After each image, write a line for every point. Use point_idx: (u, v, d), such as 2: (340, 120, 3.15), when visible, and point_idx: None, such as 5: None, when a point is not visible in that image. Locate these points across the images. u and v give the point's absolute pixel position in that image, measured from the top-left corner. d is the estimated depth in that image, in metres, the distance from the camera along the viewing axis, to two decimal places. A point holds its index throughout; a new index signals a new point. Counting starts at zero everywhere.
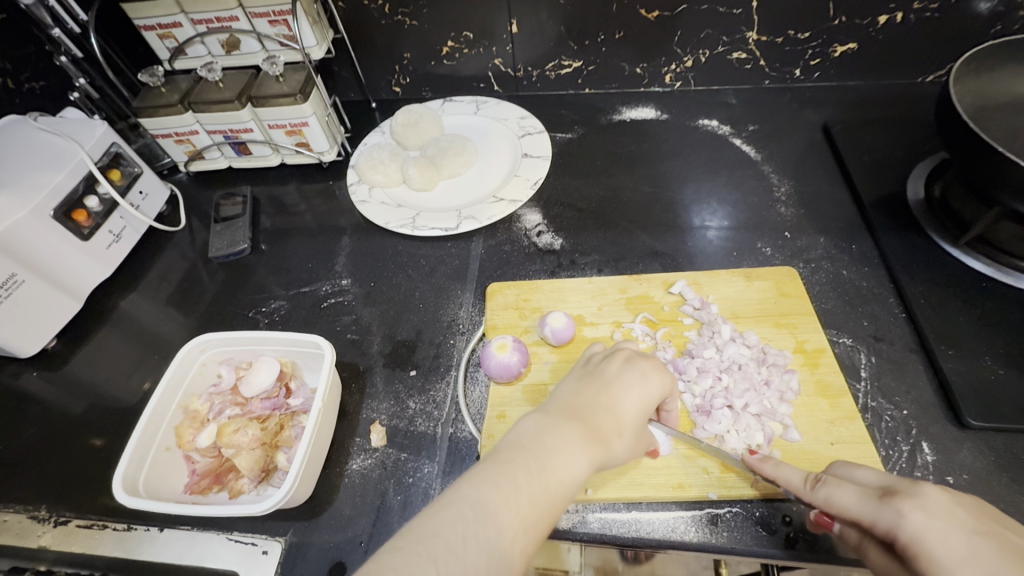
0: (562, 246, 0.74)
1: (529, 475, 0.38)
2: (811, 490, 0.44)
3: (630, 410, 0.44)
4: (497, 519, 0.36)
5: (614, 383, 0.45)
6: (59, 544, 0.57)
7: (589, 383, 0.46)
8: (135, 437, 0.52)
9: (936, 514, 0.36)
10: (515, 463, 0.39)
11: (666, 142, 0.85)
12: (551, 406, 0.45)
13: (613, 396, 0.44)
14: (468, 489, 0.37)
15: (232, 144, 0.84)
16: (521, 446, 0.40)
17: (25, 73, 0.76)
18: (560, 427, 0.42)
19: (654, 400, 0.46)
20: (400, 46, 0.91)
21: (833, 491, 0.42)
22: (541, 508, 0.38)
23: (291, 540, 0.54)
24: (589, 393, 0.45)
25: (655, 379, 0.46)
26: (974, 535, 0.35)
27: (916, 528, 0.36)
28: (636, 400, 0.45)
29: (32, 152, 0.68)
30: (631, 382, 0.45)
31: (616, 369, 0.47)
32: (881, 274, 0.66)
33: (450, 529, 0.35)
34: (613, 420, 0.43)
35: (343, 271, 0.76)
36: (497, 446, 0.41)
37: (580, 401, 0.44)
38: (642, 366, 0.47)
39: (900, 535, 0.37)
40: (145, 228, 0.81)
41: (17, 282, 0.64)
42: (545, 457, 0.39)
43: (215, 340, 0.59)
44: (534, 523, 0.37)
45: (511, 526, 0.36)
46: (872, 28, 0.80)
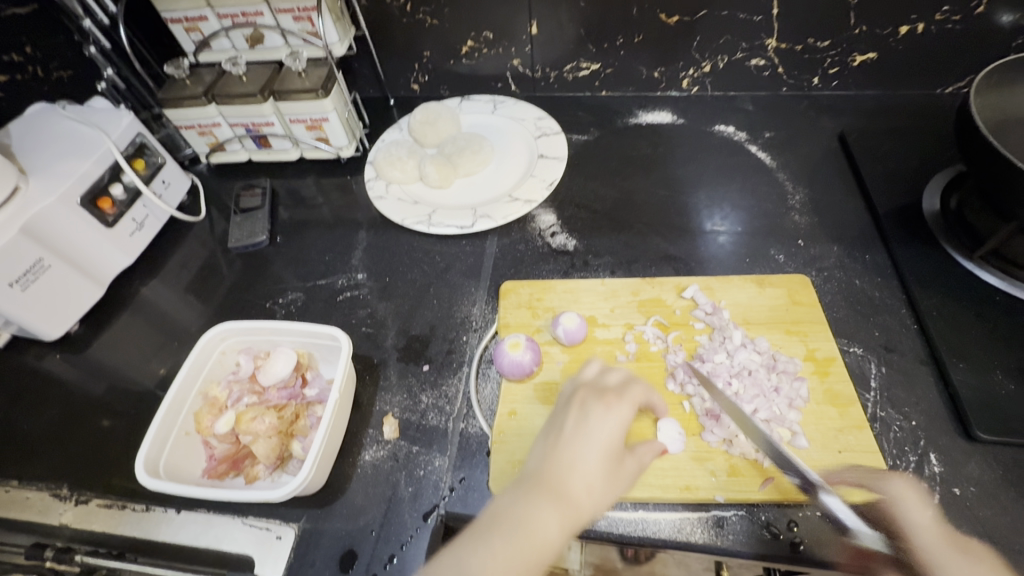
0: (575, 247, 0.75)
1: (501, 539, 0.40)
2: (887, 493, 0.45)
3: (592, 458, 0.45)
4: None
5: (572, 433, 0.47)
6: (80, 522, 0.58)
7: (552, 437, 0.48)
8: (157, 421, 0.54)
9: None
10: (488, 531, 0.41)
11: (681, 147, 0.86)
12: (526, 469, 0.47)
13: (574, 446, 0.46)
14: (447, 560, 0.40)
15: (253, 137, 0.85)
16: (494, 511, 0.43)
17: (53, 61, 0.78)
18: (528, 489, 0.44)
19: (612, 438, 0.47)
20: (420, 45, 0.92)
21: (907, 505, 0.44)
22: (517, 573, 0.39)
23: (304, 527, 0.55)
24: (553, 450, 0.47)
25: (610, 416, 0.48)
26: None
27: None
28: (596, 445, 0.46)
29: (60, 140, 0.70)
30: (586, 429, 0.47)
31: (574, 416, 0.48)
32: (894, 285, 0.66)
33: None
34: (578, 469, 0.45)
35: (359, 265, 0.77)
36: (479, 516, 0.43)
37: (546, 458, 0.46)
38: (594, 409, 0.48)
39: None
40: (166, 217, 0.82)
41: (43, 267, 0.66)
42: (516, 521, 0.41)
43: (234, 329, 0.60)
44: None
45: None
46: (892, 38, 0.80)
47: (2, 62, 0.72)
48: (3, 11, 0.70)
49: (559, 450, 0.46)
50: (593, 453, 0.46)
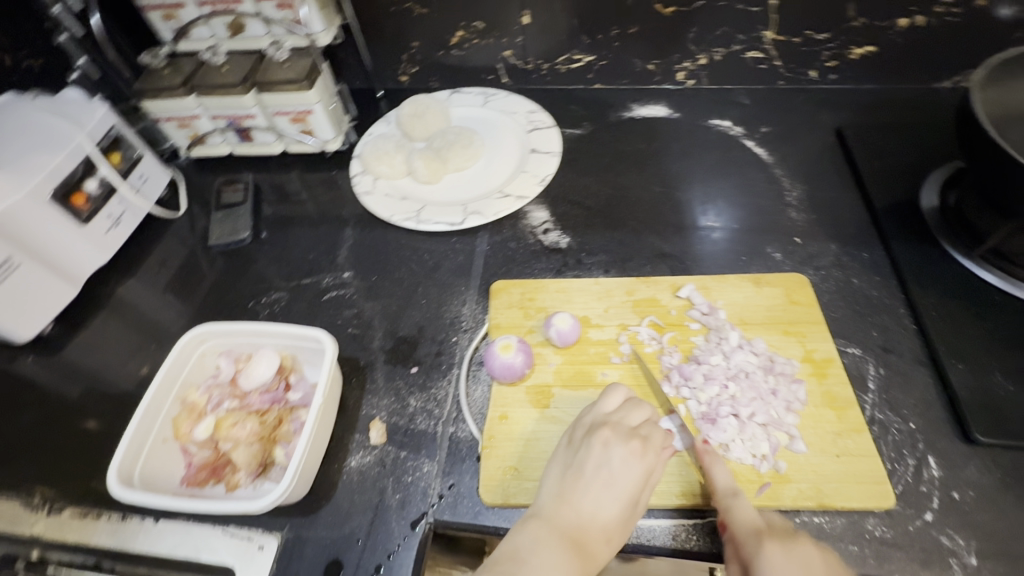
0: (568, 244, 0.73)
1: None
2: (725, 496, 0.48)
3: (612, 510, 0.46)
4: None
5: (596, 480, 0.47)
6: (52, 533, 0.56)
7: (573, 481, 0.48)
8: (132, 428, 0.52)
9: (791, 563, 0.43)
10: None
11: (676, 142, 0.84)
12: (544, 513, 0.47)
13: (597, 496, 0.47)
14: None
15: (235, 130, 0.82)
16: (520, 562, 0.43)
17: (23, 50, 0.73)
18: (553, 540, 0.44)
19: (635, 489, 0.47)
20: (408, 35, 0.89)
21: (738, 505, 0.47)
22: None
23: (288, 536, 0.53)
24: (574, 496, 0.47)
25: (635, 465, 0.48)
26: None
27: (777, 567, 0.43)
28: (616, 494, 0.47)
29: (30, 132, 0.67)
30: (611, 478, 0.47)
31: (598, 458, 0.48)
32: (892, 284, 0.65)
33: None
34: (598, 521, 0.46)
35: (345, 263, 0.75)
36: (501, 559, 0.43)
37: (567, 506, 0.47)
38: (621, 455, 0.48)
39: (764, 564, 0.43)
40: (144, 213, 0.79)
41: (13, 266, 0.63)
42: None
43: (214, 331, 0.58)
44: None
45: None
46: (892, 31, 0.78)
47: None
48: None
49: (579, 499, 0.47)
50: (614, 503, 0.47)
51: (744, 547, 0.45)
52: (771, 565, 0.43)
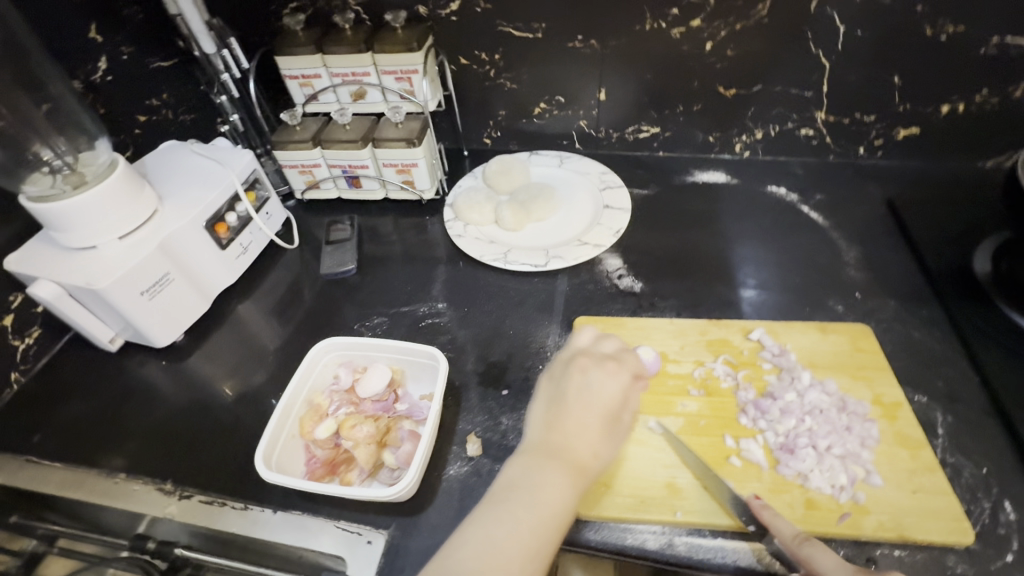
0: (641, 289, 0.80)
1: (528, 515, 0.47)
2: (796, 545, 0.50)
3: (595, 427, 0.51)
4: (501, 557, 0.44)
5: (579, 403, 0.51)
6: (185, 516, 0.62)
7: (556, 409, 0.51)
8: (272, 422, 0.59)
9: None
10: (514, 507, 0.47)
11: (736, 204, 0.93)
12: (535, 442, 0.51)
13: (580, 416, 0.51)
14: (472, 530, 0.46)
15: (347, 177, 0.95)
16: (514, 490, 0.48)
17: (182, 107, 0.93)
18: (543, 467, 0.49)
19: (616, 407, 0.52)
20: (497, 104, 1.02)
21: (815, 553, 0.48)
22: (542, 538, 0.46)
23: (394, 534, 0.58)
24: (559, 422, 0.51)
25: (612, 383, 0.52)
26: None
27: None
28: (598, 412, 0.51)
29: (192, 173, 0.80)
30: (591, 398, 0.51)
31: (577, 384, 0.52)
32: (952, 339, 0.69)
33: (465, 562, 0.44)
34: (585, 441, 0.50)
35: (438, 295, 0.83)
36: (495, 491, 0.49)
37: (551, 431, 0.51)
38: (596, 376, 0.52)
39: None
40: (266, 242, 0.90)
41: (167, 281, 0.74)
42: (536, 498, 0.48)
43: (339, 343, 0.66)
44: (536, 554, 0.45)
45: (517, 560, 0.44)
46: (935, 116, 0.88)
47: (145, 105, 0.87)
48: (153, 63, 0.87)
49: (563, 424, 0.51)
50: (598, 422, 0.51)
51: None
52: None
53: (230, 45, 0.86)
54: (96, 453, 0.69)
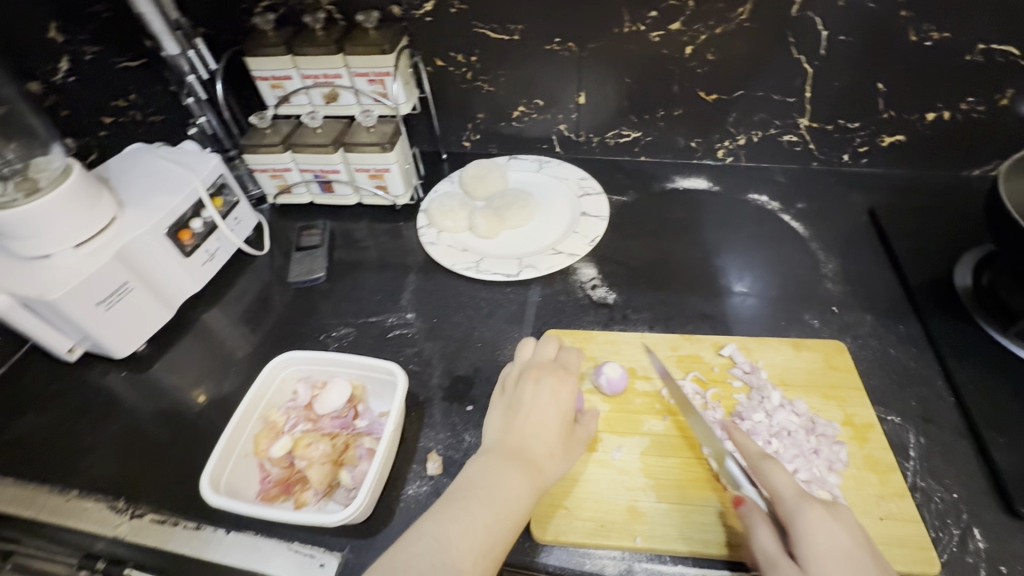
0: (615, 300, 0.79)
1: (483, 510, 0.47)
2: (758, 460, 0.51)
3: (552, 429, 0.53)
4: (458, 548, 0.44)
5: (533, 407, 0.54)
6: (134, 536, 0.61)
7: (514, 415, 0.54)
8: (223, 441, 0.57)
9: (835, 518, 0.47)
10: (471, 502, 0.48)
11: (716, 212, 0.91)
12: (492, 447, 0.53)
13: (537, 420, 0.54)
14: (428, 525, 0.46)
15: (319, 182, 0.93)
16: (473, 486, 0.49)
17: (150, 108, 0.90)
18: (503, 466, 0.50)
19: (568, 410, 0.55)
20: (475, 107, 1.00)
21: (773, 470, 0.50)
22: (496, 533, 0.46)
23: (348, 557, 0.56)
24: (515, 425, 0.53)
25: (563, 389, 0.56)
26: (860, 550, 0.45)
27: (816, 515, 0.46)
28: (554, 415, 0.54)
29: (155, 178, 0.78)
30: (545, 403, 0.55)
31: (532, 392, 0.55)
32: (928, 356, 0.68)
33: (421, 559, 0.43)
34: (543, 441, 0.53)
35: (408, 305, 0.82)
36: (453, 489, 0.50)
37: (510, 434, 0.53)
38: (550, 383, 0.56)
39: (797, 519, 0.47)
40: (234, 249, 0.88)
41: (127, 289, 0.72)
42: (493, 494, 0.48)
43: (297, 358, 0.65)
44: (491, 549, 0.45)
45: (471, 554, 0.44)
46: (919, 123, 0.86)
47: (111, 107, 0.84)
48: (119, 63, 0.84)
49: (522, 428, 0.53)
50: (553, 423, 0.54)
51: (787, 507, 0.48)
52: (819, 521, 0.46)
53: (196, 47, 0.84)
54: (49, 470, 0.67)
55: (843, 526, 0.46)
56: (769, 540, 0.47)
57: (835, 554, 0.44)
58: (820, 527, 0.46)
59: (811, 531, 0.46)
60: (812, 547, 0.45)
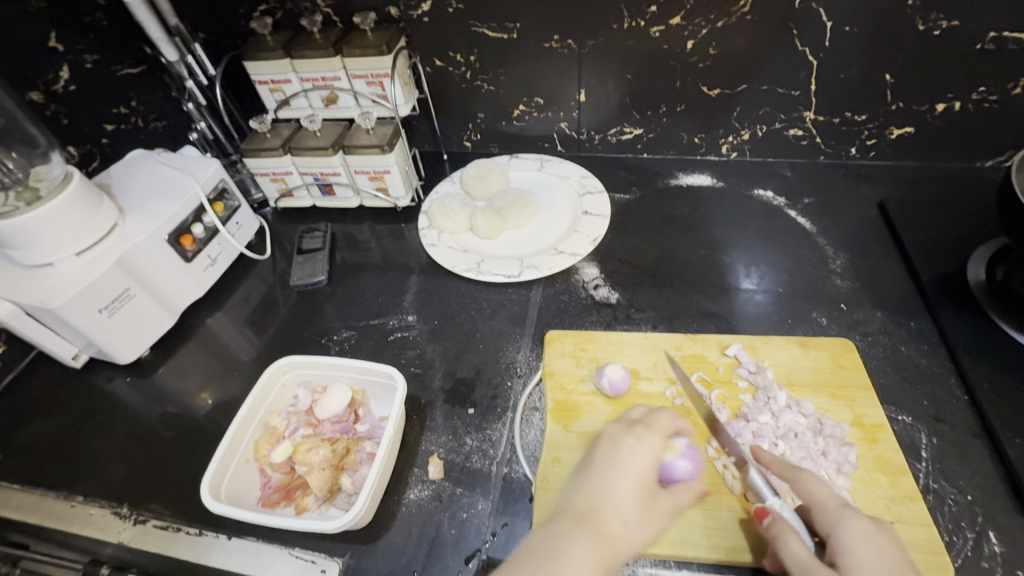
0: (617, 300, 0.78)
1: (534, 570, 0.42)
2: (794, 475, 0.51)
3: (627, 496, 0.48)
4: None
5: (606, 470, 0.50)
6: (137, 542, 0.61)
7: (587, 478, 0.50)
8: (223, 447, 0.57)
9: (879, 529, 0.46)
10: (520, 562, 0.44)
11: (721, 209, 0.89)
12: (561, 511, 0.48)
13: (609, 481, 0.49)
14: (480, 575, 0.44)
15: (320, 185, 0.92)
16: (532, 549, 0.44)
17: (152, 114, 0.91)
18: (567, 530, 0.45)
19: (647, 474, 0.50)
20: (475, 107, 0.99)
21: (812, 483, 0.50)
22: None
23: (349, 562, 0.56)
24: (587, 488, 0.49)
25: (644, 451, 0.51)
26: (907, 563, 0.43)
27: (860, 527, 0.46)
28: (630, 475, 0.49)
29: (157, 184, 0.78)
30: (619, 465, 0.50)
31: (606, 451, 0.51)
32: (940, 354, 0.66)
33: None
34: (614, 507, 0.47)
35: (409, 307, 0.81)
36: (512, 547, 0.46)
37: (581, 498, 0.48)
38: (626, 444, 0.51)
39: (839, 528, 0.46)
40: (235, 254, 0.89)
41: (129, 296, 0.72)
42: (552, 559, 0.43)
43: (297, 363, 0.65)
44: None
45: None
46: (930, 114, 0.83)
47: (113, 114, 0.85)
48: (120, 70, 0.84)
49: (593, 491, 0.48)
50: (630, 487, 0.49)
51: (830, 517, 0.47)
52: (863, 532, 0.45)
53: (194, 51, 0.85)
54: (55, 475, 0.68)
55: (891, 538, 0.45)
56: (800, 546, 0.46)
57: (883, 564, 0.43)
58: (865, 538, 0.45)
59: (857, 542, 0.45)
60: (857, 556, 0.44)
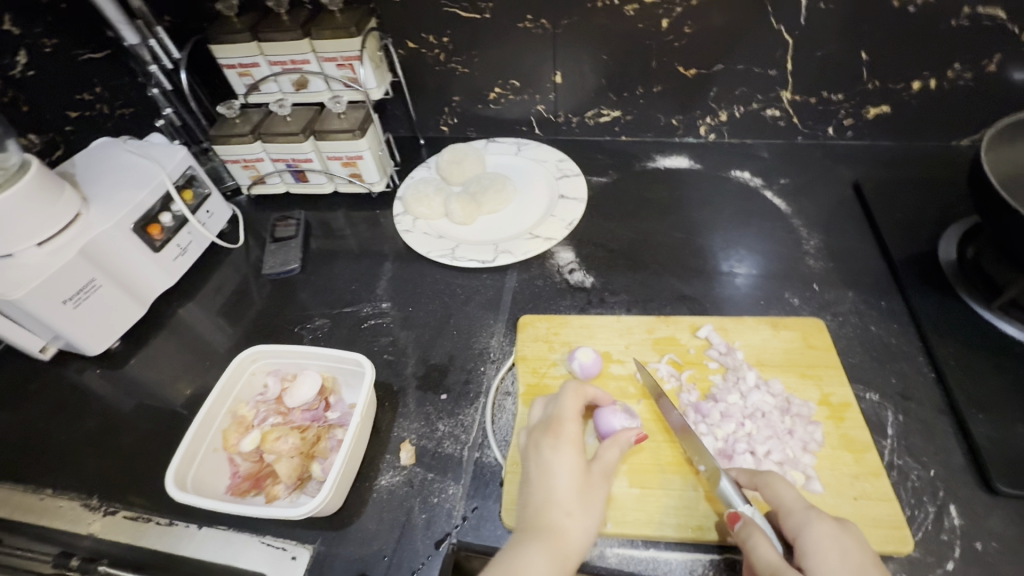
0: (592, 284, 0.77)
1: None
2: (759, 477, 0.51)
3: (564, 489, 0.49)
4: None
5: (540, 475, 0.51)
6: (107, 533, 0.61)
7: (525, 486, 0.51)
8: (189, 437, 0.57)
9: (846, 533, 0.45)
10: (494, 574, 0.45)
11: (698, 191, 0.89)
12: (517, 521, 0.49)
13: (545, 485, 0.50)
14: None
15: (292, 172, 0.91)
16: (499, 561, 0.46)
17: (118, 100, 0.89)
18: (523, 539, 0.47)
19: (574, 462, 0.51)
20: (451, 90, 0.98)
21: (778, 484, 0.49)
22: None
23: (320, 549, 0.56)
24: (528, 494, 0.50)
25: (563, 444, 0.52)
26: (872, 566, 0.43)
27: (827, 532, 0.45)
28: (560, 473, 0.50)
29: (122, 172, 0.77)
30: (546, 465, 0.51)
31: (534, 458, 0.52)
32: (909, 332, 0.67)
33: None
34: (556, 503, 0.49)
35: (384, 294, 0.80)
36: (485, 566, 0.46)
37: (528, 505, 0.50)
38: (545, 443, 0.52)
39: (806, 533, 0.45)
40: (207, 243, 0.87)
41: (94, 287, 0.71)
42: (515, 566, 0.45)
43: (266, 351, 0.64)
44: None
45: None
46: (905, 93, 0.83)
47: (76, 101, 0.83)
48: (81, 55, 0.82)
49: (534, 496, 0.50)
50: (563, 481, 0.50)
51: (796, 519, 0.46)
52: (828, 533, 0.45)
53: (157, 34, 0.83)
54: (24, 469, 0.67)
55: (855, 539, 0.45)
56: (770, 548, 0.44)
57: (848, 566, 0.43)
58: (830, 541, 0.44)
59: (822, 544, 0.44)
60: (823, 560, 0.43)
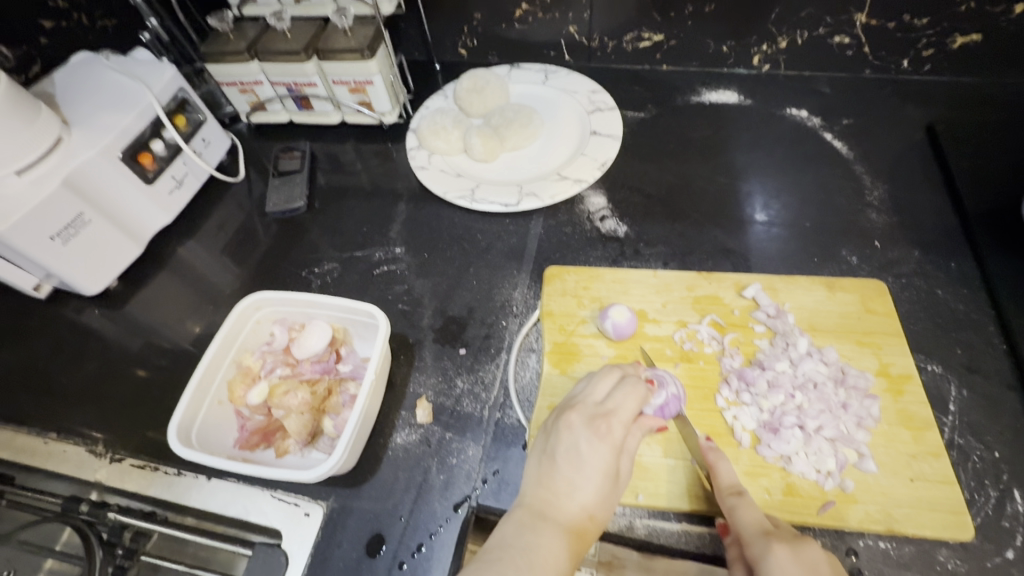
0: (626, 233, 0.70)
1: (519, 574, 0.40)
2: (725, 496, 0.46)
3: (592, 489, 0.45)
4: None
5: (570, 465, 0.46)
6: (114, 480, 0.59)
7: (547, 468, 0.46)
8: (192, 389, 0.53)
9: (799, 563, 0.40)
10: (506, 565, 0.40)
11: (747, 131, 0.79)
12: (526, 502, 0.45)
13: (573, 478, 0.45)
14: None
15: (295, 97, 0.82)
16: (508, 547, 0.42)
17: (98, 11, 0.78)
18: (537, 529, 0.43)
19: (612, 463, 0.46)
20: (470, 6, 0.86)
21: (738, 508, 0.45)
22: None
23: (333, 506, 0.54)
24: (551, 480, 0.45)
25: (604, 442, 0.46)
26: None
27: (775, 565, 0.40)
28: (593, 471, 0.45)
29: (104, 93, 0.68)
30: (581, 457, 0.46)
31: (567, 442, 0.46)
32: (981, 299, 0.60)
33: None
34: (578, 500, 0.44)
35: (397, 238, 0.74)
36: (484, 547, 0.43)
37: (546, 489, 0.45)
38: (588, 436, 0.46)
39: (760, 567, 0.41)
40: (206, 176, 0.80)
41: (83, 222, 0.65)
42: (529, 560, 0.41)
43: (270, 299, 0.59)
44: None
45: None
46: (1003, 18, 0.71)
47: (50, 9, 0.73)
48: None
49: (559, 486, 0.45)
50: (594, 481, 0.45)
51: (752, 550, 0.42)
52: (778, 566, 0.40)
53: None
54: (28, 410, 0.65)
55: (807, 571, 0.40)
56: None
57: None
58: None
59: None
60: None
